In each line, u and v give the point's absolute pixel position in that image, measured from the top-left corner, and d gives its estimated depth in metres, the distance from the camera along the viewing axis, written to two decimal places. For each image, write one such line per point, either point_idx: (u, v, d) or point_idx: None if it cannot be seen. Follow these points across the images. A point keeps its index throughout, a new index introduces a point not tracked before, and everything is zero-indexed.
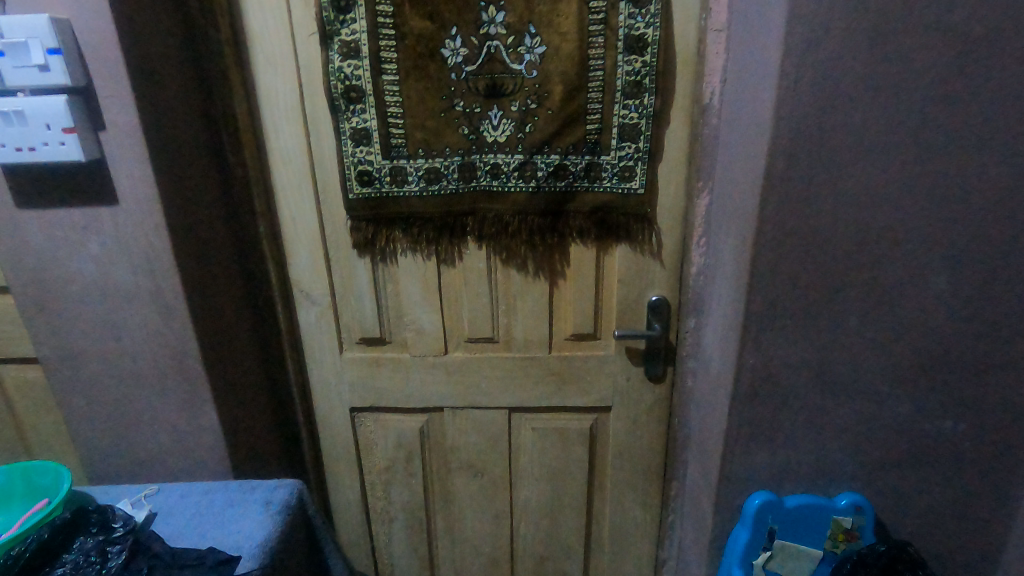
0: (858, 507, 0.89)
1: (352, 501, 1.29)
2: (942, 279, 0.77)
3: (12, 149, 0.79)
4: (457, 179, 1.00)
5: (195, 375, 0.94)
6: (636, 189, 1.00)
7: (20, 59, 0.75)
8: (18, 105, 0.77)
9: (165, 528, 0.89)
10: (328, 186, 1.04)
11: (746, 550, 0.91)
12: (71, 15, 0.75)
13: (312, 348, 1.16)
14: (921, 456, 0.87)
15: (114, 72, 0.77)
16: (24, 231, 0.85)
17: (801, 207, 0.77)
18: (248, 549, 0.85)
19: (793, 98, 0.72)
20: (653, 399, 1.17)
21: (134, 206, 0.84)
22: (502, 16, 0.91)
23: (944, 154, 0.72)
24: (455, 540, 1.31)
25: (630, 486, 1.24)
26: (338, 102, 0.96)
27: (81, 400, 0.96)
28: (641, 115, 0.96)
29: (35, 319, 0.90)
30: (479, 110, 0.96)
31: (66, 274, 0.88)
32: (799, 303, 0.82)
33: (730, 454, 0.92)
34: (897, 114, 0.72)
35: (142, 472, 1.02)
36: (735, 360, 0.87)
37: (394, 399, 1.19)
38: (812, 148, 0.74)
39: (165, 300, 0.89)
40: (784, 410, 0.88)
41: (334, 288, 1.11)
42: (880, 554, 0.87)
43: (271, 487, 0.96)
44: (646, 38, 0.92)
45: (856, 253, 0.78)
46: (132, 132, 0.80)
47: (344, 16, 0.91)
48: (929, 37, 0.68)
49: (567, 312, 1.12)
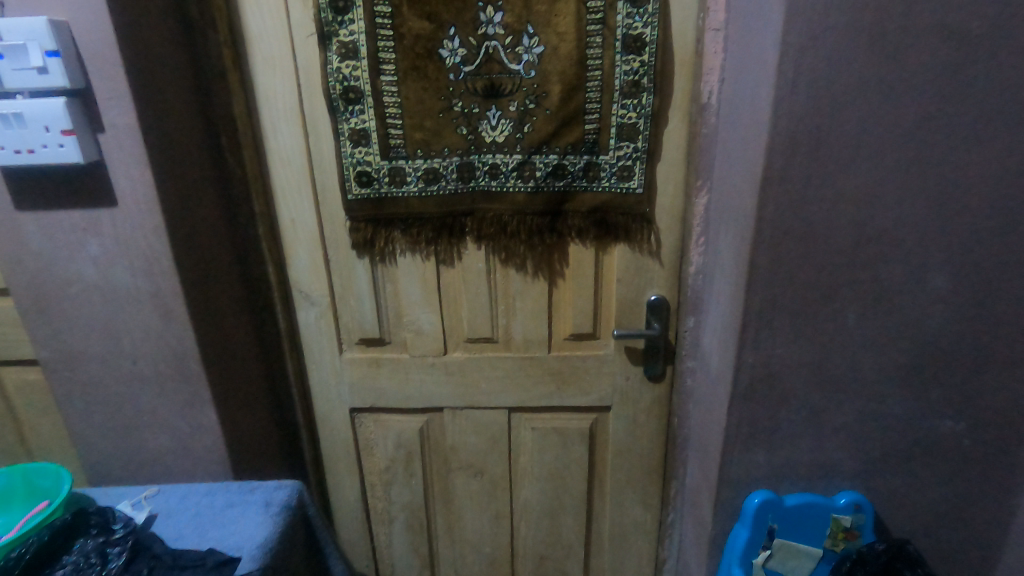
0: (858, 505, 0.89)
1: (352, 501, 1.29)
2: (940, 278, 0.77)
3: (12, 152, 0.79)
4: (456, 179, 1.00)
5: (194, 376, 0.94)
6: (635, 188, 1.00)
7: (18, 61, 0.75)
8: (17, 107, 0.77)
9: (164, 529, 0.89)
10: (327, 187, 1.04)
11: (746, 549, 0.91)
12: (70, 17, 0.75)
13: (312, 349, 1.16)
14: (921, 454, 0.87)
15: (113, 74, 0.77)
16: (23, 233, 0.85)
17: (799, 206, 0.77)
18: (249, 550, 0.85)
19: (791, 97, 0.72)
20: (653, 398, 1.17)
21: (133, 208, 0.84)
22: (500, 16, 0.91)
23: (942, 153, 0.72)
24: (456, 541, 1.32)
25: (630, 485, 1.24)
26: (337, 103, 0.96)
27: (81, 401, 0.96)
28: (640, 115, 0.96)
29: (35, 321, 0.90)
30: (478, 110, 0.96)
31: (66, 276, 0.88)
32: (797, 302, 0.82)
33: (730, 454, 0.92)
34: (895, 113, 0.72)
35: (143, 474, 1.02)
36: (734, 359, 0.87)
37: (394, 400, 1.19)
38: (810, 146, 0.74)
39: (165, 301, 0.89)
40: (783, 409, 0.88)
41: (334, 288, 1.11)
42: (880, 553, 0.87)
43: (271, 488, 0.96)
44: (644, 38, 0.92)
45: (855, 252, 0.78)
46: (131, 134, 0.80)
47: (342, 16, 0.91)
48: (927, 36, 0.69)
49: (566, 312, 1.12)
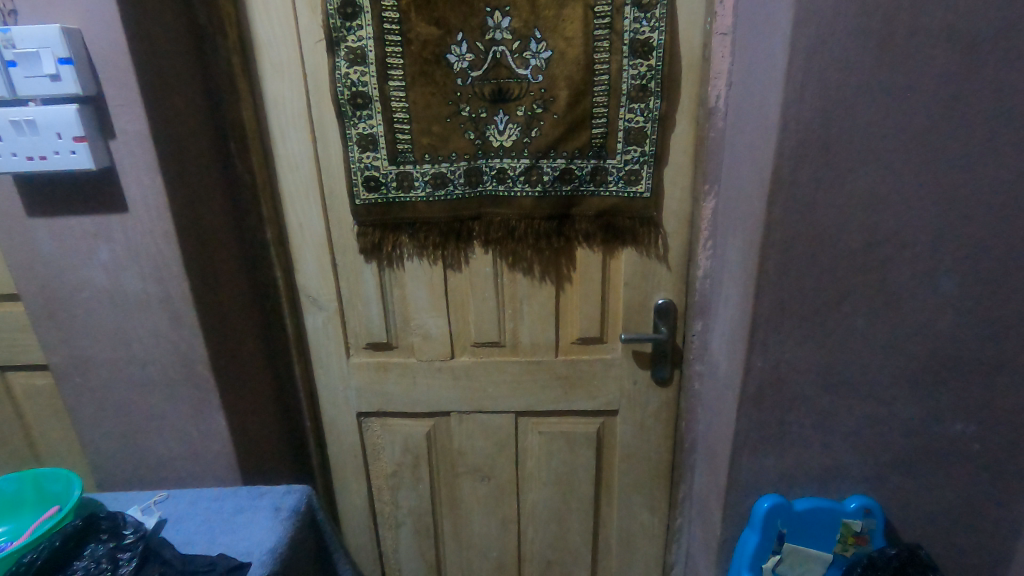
0: (868, 510, 0.89)
1: (359, 505, 1.29)
2: (951, 281, 0.77)
3: (24, 159, 0.79)
4: (464, 184, 1.00)
5: (203, 381, 0.94)
6: (642, 192, 1.00)
7: (31, 68, 0.75)
8: (30, 115, 0.78)
9: (174, 534, 0.89)
10: (335, 192, 1.05)
11: (756, 554, 0.92)
12: (82, 25, 0.76)
13: (319, 353, 1.16)
14: (932, 458, 0.86)
15: (124, 81, 0.78)
16: (34, 239, 0.86)
17: (808, 209, 0.77)
18: (259, 555, 0.85)
19: (800, 100, 0.72)
20: (660, 402, 1.17)
21: (144, 213, 0.84)
22: (508, 21, 0.91)
23: (953, 155, 0.72)
24: (463, 545, 1.31)
25: (638, 489, 1.23)
26: (344, 109, 0.96)
27: (90, 407, 0.96)
28: (646, 119, 0.97)
29: (46, 326, 0.91)
30: (485, 115, 0.96)
31: (78, 282, 0.88)
32: (807, 306, 0.81)
33: (739, 458, 0.92)
34: (904, 118, 0.72)
35: (152, 479, 1.02)
36: (743, 362, 0.87)
37: (400, 404, 1.19)
38: (819, 150, 0.74)
39: (175, 306, 0.89)
40: (792, 414, 0.88)
41: (341, 293, 1.11)
42: (891, 558, 0.87)
43: (281, 493, 0.96)
44: (651, 42, 0.93)
45: (864, 255, 0.78)
46: (141, 140, 0.81)
47: (350, 23, 0.92)
48: (936, 39, 0.69)
49: (572, 316, 1.12)
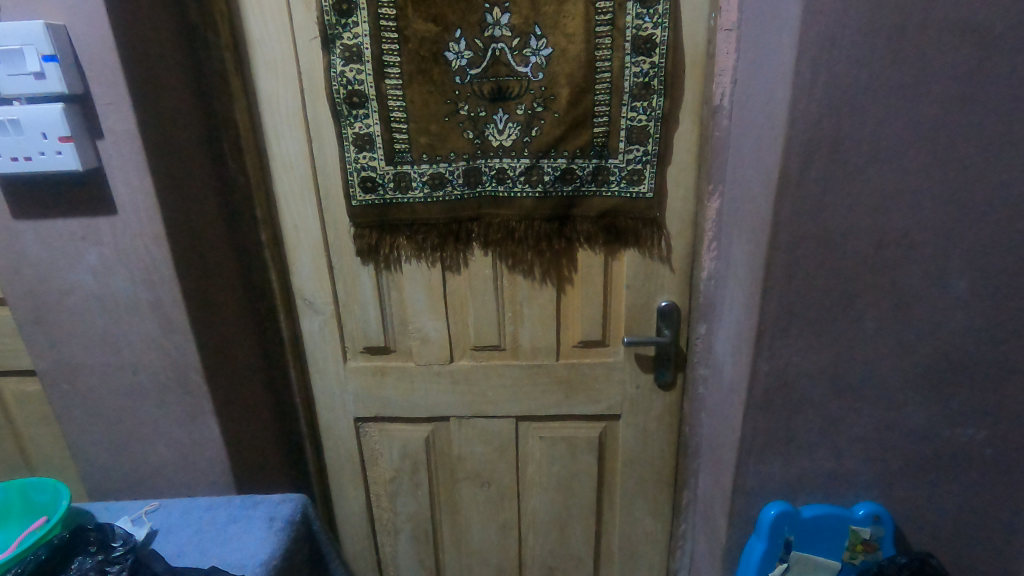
0: (877, 516, 0.86)
1: (357, 512, 1.27)
2: (963, 282, 0.75)
3: (9, 159, 0.77)
4: (463, 184, 0.98)
5: (195, 387, 0.92)
6: (644, 192, 0.98)
7: (15, 66, 0.73)
8: (14, 114, 0.75)
9: (166, 546, 0.86)
10: (331, 192, 1.02)
11: (762, 562, 0.89)
12: (68, 22, 0.73)
13: (316, 357, 1.14)
14: (944, 464, 0.84)
15: (112, 79, 0.76)
16: (20, 242, 0.83)
17: (817, 210, 0.75)
18: (252, 567, 0.82)
19: (810, 97, 0.70)
20: (663, 406, 1.15)
21: (133, 215, 0.82)
22: (507, 17, 0.89)
23: (966, 153, 0.70)
24: (463, 551, 1.29)
25: (640, 494, 1.21)
26: (340, 108, 0.94)
27: (80, 414, 0.94)
28: (649, 117, 0.94)
29: (34, 332, 0.88)
30: (484, 114, 0.94)
31: (67, 286, 0.86)
32: (815, 310, 0.79)
33: (744, 464, 0.90)
34: (917, 115, 0.69)
35: (144, 487, 0.99)
36: (749, 367, 0.85)
37: (399, 409, 1.17)
38: (827, 150, 0.72)
39: (165, 311, 0.87)
40: (799, 420, 0.86)
41: (337, 296, 1.09)
42: (901, 566, 0.84)
43: (275, 503, 0.93)
44: (654, 39, 0.90)
45: (874, 257, 0.76)
46: (130, 140, 0.78)
47: (345, 19, 0.90)
48: (951, 34, 0.66)
49: (574, 319, 1.10)
